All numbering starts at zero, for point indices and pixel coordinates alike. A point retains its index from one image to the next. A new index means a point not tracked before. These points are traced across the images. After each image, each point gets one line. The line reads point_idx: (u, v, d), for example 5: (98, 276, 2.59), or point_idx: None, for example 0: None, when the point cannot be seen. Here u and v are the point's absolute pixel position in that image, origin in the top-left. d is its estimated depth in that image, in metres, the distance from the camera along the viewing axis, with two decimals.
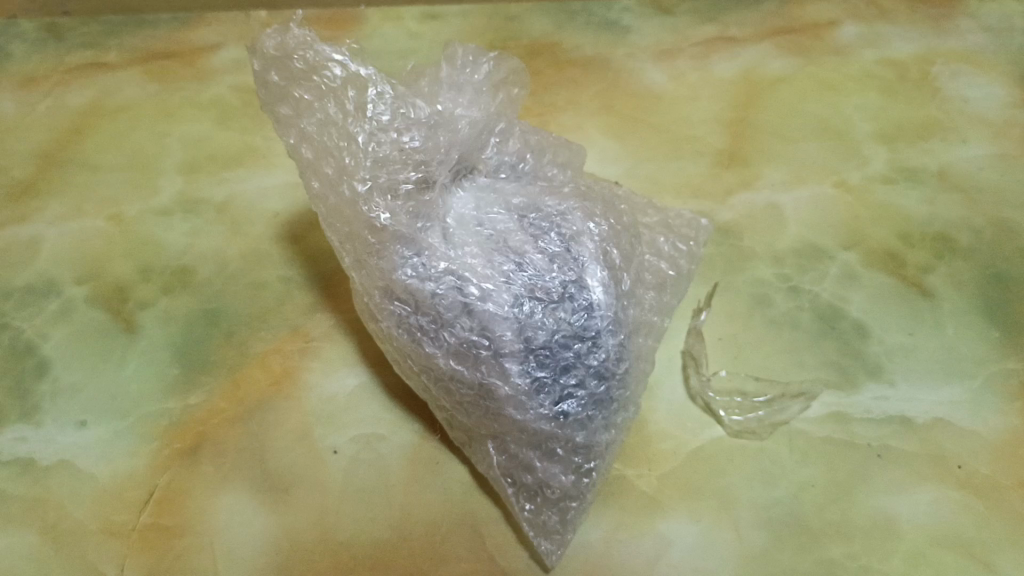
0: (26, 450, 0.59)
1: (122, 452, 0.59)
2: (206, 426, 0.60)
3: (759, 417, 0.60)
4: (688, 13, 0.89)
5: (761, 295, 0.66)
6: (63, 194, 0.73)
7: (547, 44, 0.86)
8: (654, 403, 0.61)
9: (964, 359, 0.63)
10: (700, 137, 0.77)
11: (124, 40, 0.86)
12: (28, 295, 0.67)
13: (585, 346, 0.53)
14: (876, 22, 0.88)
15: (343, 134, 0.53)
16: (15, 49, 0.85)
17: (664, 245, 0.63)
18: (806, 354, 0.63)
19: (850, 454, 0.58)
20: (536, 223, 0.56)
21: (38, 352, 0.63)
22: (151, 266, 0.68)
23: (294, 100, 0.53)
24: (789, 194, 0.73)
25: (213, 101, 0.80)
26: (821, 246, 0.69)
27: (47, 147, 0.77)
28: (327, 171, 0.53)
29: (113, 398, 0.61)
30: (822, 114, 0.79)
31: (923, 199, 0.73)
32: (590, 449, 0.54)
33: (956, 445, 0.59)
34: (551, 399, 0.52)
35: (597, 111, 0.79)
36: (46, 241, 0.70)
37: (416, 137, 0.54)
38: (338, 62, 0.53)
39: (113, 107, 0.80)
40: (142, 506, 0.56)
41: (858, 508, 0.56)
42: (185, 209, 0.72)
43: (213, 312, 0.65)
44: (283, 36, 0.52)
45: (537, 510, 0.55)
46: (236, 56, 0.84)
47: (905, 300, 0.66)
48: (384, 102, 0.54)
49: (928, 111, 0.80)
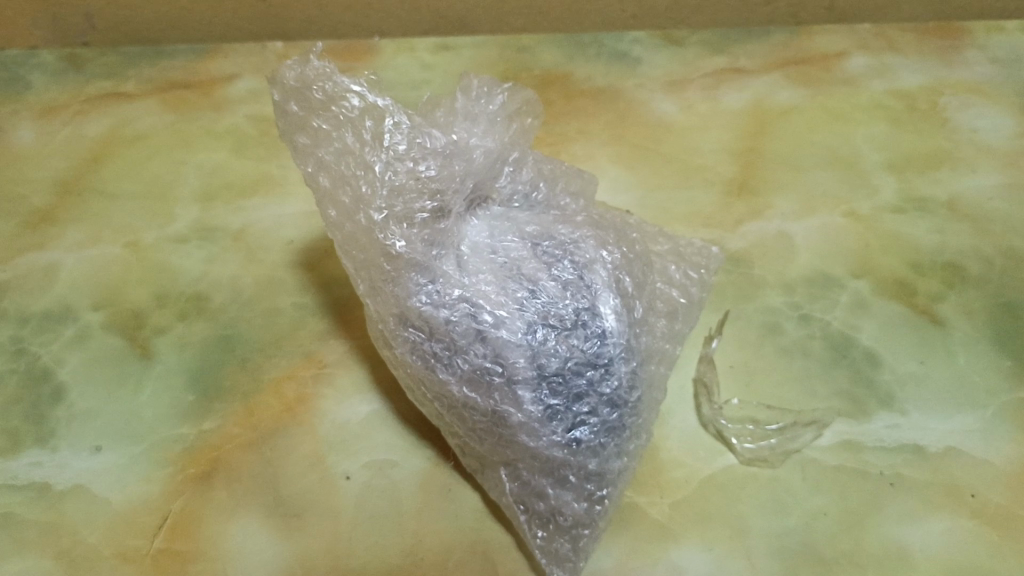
0: (42, 475, 0.59)
1: (137, 477, 0.59)
2: (220, 452, 0.60)
3: (771, 445, 0.60)
4: (698, 44, 0.90)
5: (772, 323, 0.66)
6: (80, 222, 0.74)
7: (558, 75, 0.87)
8: (666, 430, 0.61)
9: (976, 387, 0.63)
10: (710, 166, 0.78)
11: (143, 71, 0.87)
12: (45, 321, 0.67)
13: (598, 374, 0.53)
14: (884, 54, 0.89)
15: (360, 163, 0.54)
16: (35, 80, 0.86)
17: (675, 273, 0.63)
18: (817, 382, 0.63)
19: (863, 482, 0.58)
20: (549, 251, 0.56)
21: (55, 378, 0.64)
22: (167, 293, 0.69)
23: (311, 130, 0.54)
24: (800, 223, 0.73)
25: (230, 130, 0.82)
26: (832, 275, 0.69)
27: (66, 175, 0.78)
28: (344, 200, 0.54)
29: (128, 424, 0.62)
30: (832, 144, 0.80)
31: (932, 228, 0.73)
32: (602, 476, 0.54)
33: (969, 474, 0.58)
34: (563, 426, 0.53)
35: (608, 140, 0.80)
36: (64, 267, 0.71)
37: (432, 166, 0.54)
38: (356, 92, 0.54)
39: (131, 136, 0.82)
40: (156, 531, 0.57)
41: (870, 537, 0.56)
42: (201, 237, 0.73)
43: (228, 338, 0.66)
44: (303, 67, 0.54)
45: (549, 538, 0.55)
46: (252, 86, 0.86)
47: (916, 329, 0.66)
48: (401, 132, 0.54)
49: (937, 141, 0.80)
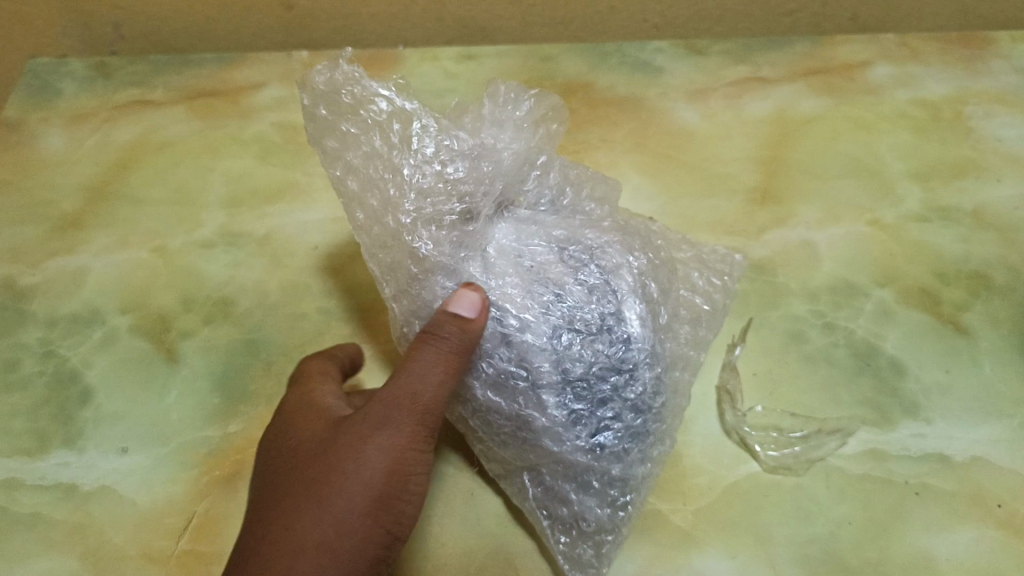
0: (68, 476, 0.60)
1: (162, 479, 0.59)
2: (245, 454, 0.61)
3: (795, 452, 0.59)
4: (720, 54, 0.90)
5: (796, 331, 0.66)
6: (108, 227, 0.75)
7: (581, 84, 0.87)
8: (689, 437, 0.61)
9: (1001, 397, 0.62)
10: (733, 175, 0.78)
11: (170, 78, 0.88)
12: (73, 324, 0.68)
13: (622, 379, 0.53)
14: (908, 63, 0.89)
15: (389, 166, 0.55)
16: (64, 87, 0.88)
17: (698, 281, 0.63)
18: (842, 390, 0.63)
19: (888, 492, 0.58)
20: (576, 255, 0.56)
21: (82, 381, 0.65)
22: (193, 297, 0.70)
23: (340, 133, 0.55)
24: (824, 231, 0.73)
25: (256, 138, 0.82)
26: (856, 284, 0.69)
27: (94, 181, 0.79)
28: (372, 204, 0.54)
29: (155, 426, 0.62)
30: (856, 153, 0.80)
31: (957, 237, 0.73)
32: (626, 482, 0.54)
33: (996, 485, 0.58)
34: (587, 431, 0.53)
35: (631, 148, 0.81)
36: (92, 272, 0.72)
37: (460, 168, 0.55)
38: (384, 96, 0.55)
39: (158, 143, 0.83)
40: (181, 532, 0.57)
41: (896, 546, 0.55)
42: (228, 241, 0.74)
43: (253, 342, 0.67)
44: (332, 72, 0.55)
45: (572, 543, 0.55)
46: (278, 95, 0.86)
47: (941, 338, 0.66)
48: (428, 135, 0.56)
49: (962, 150, 0.80)
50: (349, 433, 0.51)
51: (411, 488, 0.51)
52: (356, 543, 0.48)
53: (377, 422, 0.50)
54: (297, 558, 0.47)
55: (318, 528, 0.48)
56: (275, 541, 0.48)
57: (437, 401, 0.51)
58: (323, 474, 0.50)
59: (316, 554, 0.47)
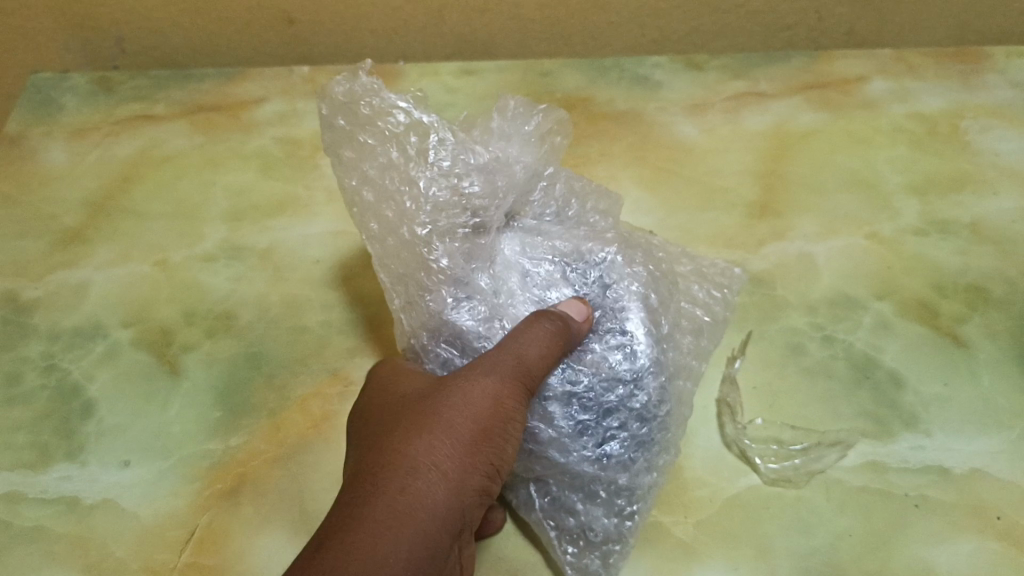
0: (70, 489, 0.60)
1: (164, 492, 0.60)
2: (246, 467, 0.61)
3: (796, 465, 0.60)
4: (718, 69, 0.91)
5: (795, 343, 0.66)
6: (110, 240, 0.76)
7: (580, 98, 0.88)
8: (690, 450, 0.61)
9: (1000, 409, 0.63)
10: (732, 189, 0.78)
11: (172, 93, 0.89)
12: (75, 338, 0.68)
13: (628, 390, 0.54)
14: (904, 77, 0.90)
15: (405, 179, 0.56)
16: (67, 102, 0.88)
17: (698, 292, 0.64)
18: (841, 403, 0.63)
19: (889, 504, 0.58)
20: (582, 266, 0.58)
21: (84, 394, 0.65)
22: (195, 310, 0.70)
23: (358, 144, 0.56)
24: (822, 245, 0.74)
25: (258, 152, 0.83)
26: (854, 296, 0.70)
27: (97, 195, 0.80)
28: (387, 215, 0.56)
29: (157, 439, 0.62)
30: (853, 167, 0.81)
31: (955, 250, 0.73)
32: (632, 491, 0.55)
33: (996, 496, 0.58)
34: (594, 440, 0.54)
35: (630, 162, 0.81)
36: (94, 285, 0.72)
37: (474, 183, 0.57)
38: (402, 108, 0.57)
39: (160, 157, 0.83)
40: (183, 546, 0.57)
41: (897, 558, 0.55)
42: (229, 255, 0.74)
43: (254, 355, 0.67)
44: (352, 83, 0.56)
45: (579, 554, 0.55)
46: (279, 109, 0.87)
47: (939, 351, 0.66)
48: (444, 148, 0.57)
49: (958, 164, 0.81)
50: (453, 377, 0.49)
51: (513, 436, 0.48)
52: (463, 474, 0.45)
53: (484, 368, 0.49)
54: (411, 476, 0.44)
55: (430, 452, 0.45)
56: (384, 464, 0.45)
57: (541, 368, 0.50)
58: (426, 410, 0.47)
59: (428, 475, 0.44)
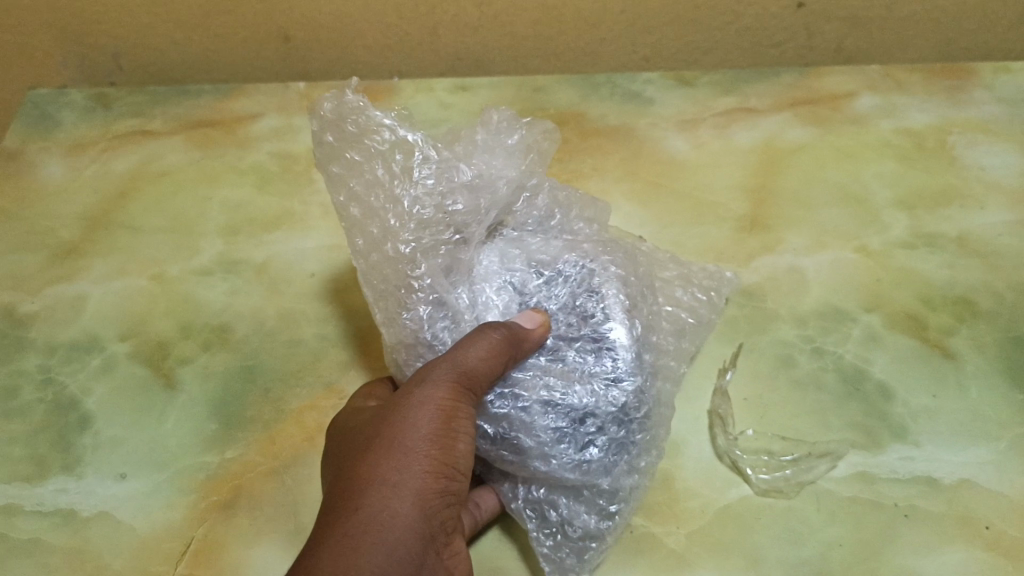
0: (67, 502, 0.60)
1: (160, 504, 0.60)
2: (242, 480, 0.61)
3: (786, 475, 0.60)
4: (708, 85, 0.92)
5: (785, 356, 0.67)
6: (107, 255, 0.76)
7: (573, 114, 0.89)
8: (682, 461, 0.62)
9: (988, 421, 0.63)
10: (722, 204, 0.79)
11: (168, 109, 0.90)
12: (72, 351, 0.69)
13: (603, 389, 0.56)
14: (892, 93, 0.91)
15: (389, 197, 0.58)
16: (64, 117, 0.89)
17: (682, 296, 0.69)
18: (831, 414, 0.64)
19: (878, 514, 0.58)
20: (559, 274, 0.60)
21: (81, 407, 0.65)
22: (191, 323, 0.71)
23: (345, 161, 0.58)
24: (811, 258, 0.75)
25: (253, 167, 0.84)
26: (844, 309, 0.70)
27: (94, 210, 0.80)
28: (372, 231, 0.58)
29: (153, 451, 0.63)
30: (843, 182, 0.82)
31: (942, 263, 0.74)
32: (614, 492, 0.56)
33: (984, 506, 0.59)
34: (575, 446, 0.55)
35: (621, 177, 0.82)
36: (91, 299, 0.73)
37: (458, 202, 0.59)
38: (388, 126, 0.59)
39: (157, 172, 0.84)
40: (179, 557, 0.57)
41: (886, 568, 0.56)
42: (225, 269, 0.75)
43: (250, 369, 0.67)
44: (339, 101, 0.59)
45: (556, 547, 0.56)
46: (275, 125, 0.88)
47: (928, 363, 0.67)
48: (428, 166, 0.59)
49: (946, 179, 0.82)
50: (402, 396, 0.51)
51: (464, 436, 0.50)
52: (416, 482, 0.47)
53: (422, 378, 0.51)
54: (364, 493, 0.46)
55: (380, 467, 0.48)
56: (341, 488, 0.48)
57: (483, 370, 0.52)
58: (377, 432, 0.50)
59: (381, 490, 0.47)
